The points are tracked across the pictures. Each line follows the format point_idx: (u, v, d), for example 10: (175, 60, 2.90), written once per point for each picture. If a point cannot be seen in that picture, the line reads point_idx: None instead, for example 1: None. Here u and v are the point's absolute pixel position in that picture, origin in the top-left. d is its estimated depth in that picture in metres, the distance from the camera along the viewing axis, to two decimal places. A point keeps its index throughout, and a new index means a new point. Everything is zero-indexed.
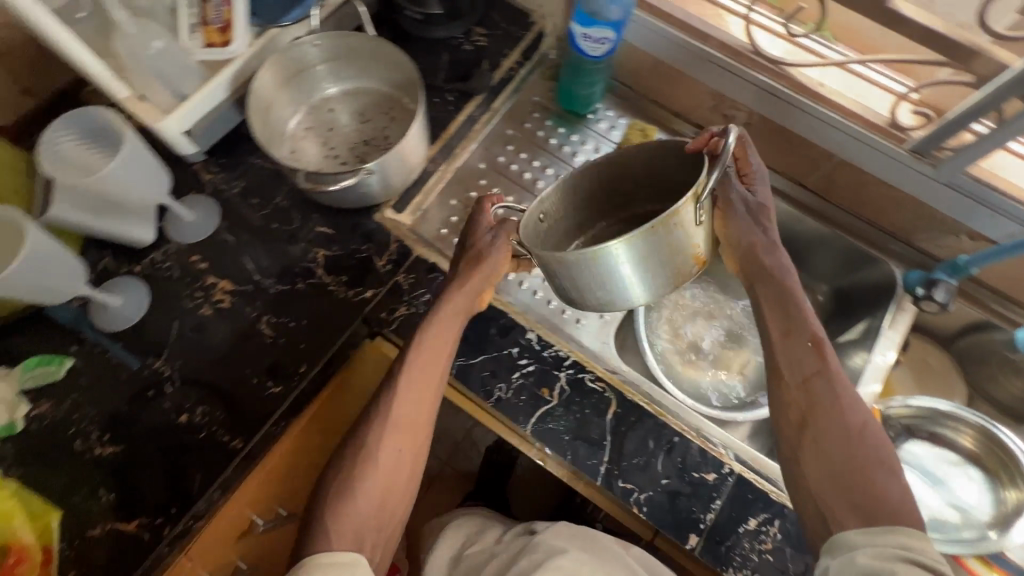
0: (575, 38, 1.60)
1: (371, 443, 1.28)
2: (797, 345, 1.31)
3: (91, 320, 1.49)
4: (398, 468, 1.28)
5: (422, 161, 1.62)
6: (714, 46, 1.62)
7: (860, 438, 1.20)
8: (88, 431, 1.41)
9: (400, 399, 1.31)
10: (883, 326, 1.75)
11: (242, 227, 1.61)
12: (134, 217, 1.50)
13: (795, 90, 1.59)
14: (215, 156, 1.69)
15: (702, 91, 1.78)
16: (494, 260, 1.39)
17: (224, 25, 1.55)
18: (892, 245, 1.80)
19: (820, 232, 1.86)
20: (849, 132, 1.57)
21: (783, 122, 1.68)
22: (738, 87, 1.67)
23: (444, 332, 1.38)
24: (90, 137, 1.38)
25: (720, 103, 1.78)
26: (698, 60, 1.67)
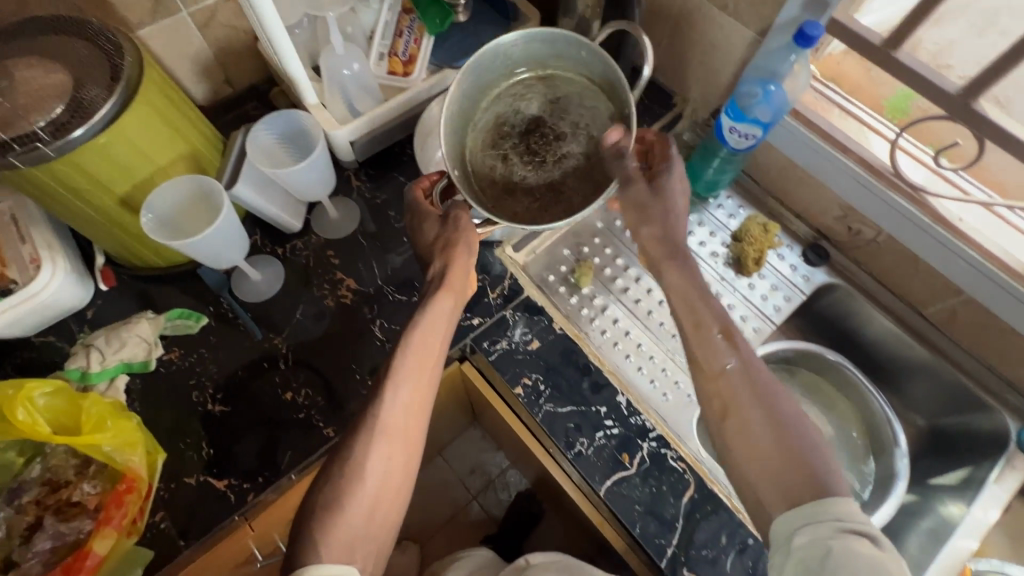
0: (722, 128, 1.69)
1: (366, 446, 1.21)
2: (707, 341, 1.24)
3: (232, 287, 1.65)
4: (393, 469, 1.22)
5: None
6: (858, 162, 1.65)
7: (785, 426, 1.12)
8: (205, 386, 1.54)
9: (389, 411, 1.24)
10: (989, 480, 1.66)
11: (375, 234, 1.75)
12: (293, 207, 1.66)
13: (936, 222, 1.58)
14: (366, 166, 1.86)
15: (830, 199, 1.79)
16: (460, 260, 1.43)
17: (409, 58, 1.74)
18: (1008, 396, 1.72)
19: (926, 360, 1.81)
20: (989, 274, 1.54)
21: (913, 248, 1.67)
22: (871, 203, 1.68)
23: (416, 342, 1.32)
24: (288, 139, 1.64)
25: (848, 214, 1.78)
26: (838, 171, 1.69)
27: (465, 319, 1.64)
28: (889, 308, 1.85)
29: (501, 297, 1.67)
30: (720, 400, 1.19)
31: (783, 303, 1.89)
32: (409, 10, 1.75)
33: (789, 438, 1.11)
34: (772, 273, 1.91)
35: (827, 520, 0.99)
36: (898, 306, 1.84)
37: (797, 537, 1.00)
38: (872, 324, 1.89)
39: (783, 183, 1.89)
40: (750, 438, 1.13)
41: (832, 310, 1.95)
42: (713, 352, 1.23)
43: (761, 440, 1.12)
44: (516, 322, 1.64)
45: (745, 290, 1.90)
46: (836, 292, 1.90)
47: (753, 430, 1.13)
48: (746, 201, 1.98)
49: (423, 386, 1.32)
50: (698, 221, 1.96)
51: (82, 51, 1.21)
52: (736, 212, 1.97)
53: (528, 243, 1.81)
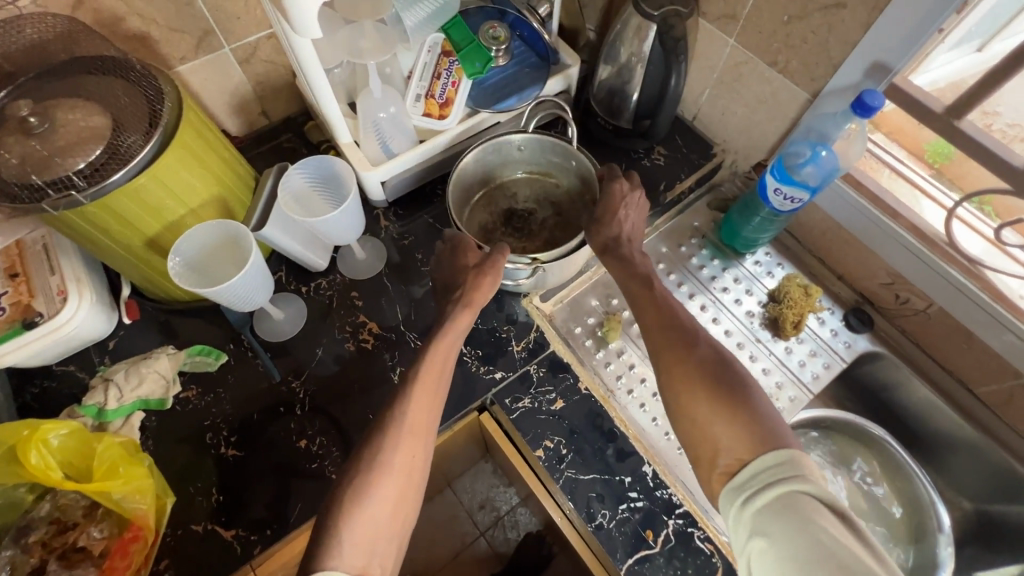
0: (765, 188, 1.60)
1: (389, 443, 1.18)
2: (652, 302, 1.37)
3: (253, 325, 1.63)
4: (411, 467, 1.19)
5: (582, 263, 1.66)
6: (913, 232, 1.56)
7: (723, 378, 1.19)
8: (219, 428, 1.51)
9: (408, 411, 1.23)
10: None
11: (400, 276, 1.72)
12: (319, 248, 1.63)
13: (999, 303, 1.48)
14: (395, 205, 1.84)
15: (877, 265, 1.70)
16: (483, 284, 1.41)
17: (445, 101, 1.71)
18: None
19: (974, 440, 1.69)
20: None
21: (969, 325, 1.56)
22: (922, 273, 1.58)
23: (440, 348, 1.35)
24: (321, 181, 1.58)
25: (895, 282, 1.69)
26: (890, 238, 1.60)
27: (488, 371, 1.59)
28: (937, 383, 1.73)
29: (526, 350, 1.62)
30: (689, 402, 1.18)
31: (822, 370, 1.79)
32: (449, 52, 1.73)
33: (756, 431, 1.08)
34: (811, 337, 1.82)
35: (754, 485, 1.03)
36: (948, 381, 1.72)
37: (739, 517, 1.03)
38: (916, 397, 1.78)
39: (825, 243, 1.81)
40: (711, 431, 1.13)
41: (874, 378, 1.84)
42: (676, 356, 1.24)
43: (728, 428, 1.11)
44: (539, 378, 1.58)
45: (782, 354, 1.80)
46: (880, 361, 1.79)
47: (720, 420, 1.13)
48: (785, 257, 1.90)
49: (438, 397, 1.31)
50: (733, 276, 1.88)
51: (125, 97, 1.21)
52: (774, 269, 1.89)
53: (555, 293, 1.76)
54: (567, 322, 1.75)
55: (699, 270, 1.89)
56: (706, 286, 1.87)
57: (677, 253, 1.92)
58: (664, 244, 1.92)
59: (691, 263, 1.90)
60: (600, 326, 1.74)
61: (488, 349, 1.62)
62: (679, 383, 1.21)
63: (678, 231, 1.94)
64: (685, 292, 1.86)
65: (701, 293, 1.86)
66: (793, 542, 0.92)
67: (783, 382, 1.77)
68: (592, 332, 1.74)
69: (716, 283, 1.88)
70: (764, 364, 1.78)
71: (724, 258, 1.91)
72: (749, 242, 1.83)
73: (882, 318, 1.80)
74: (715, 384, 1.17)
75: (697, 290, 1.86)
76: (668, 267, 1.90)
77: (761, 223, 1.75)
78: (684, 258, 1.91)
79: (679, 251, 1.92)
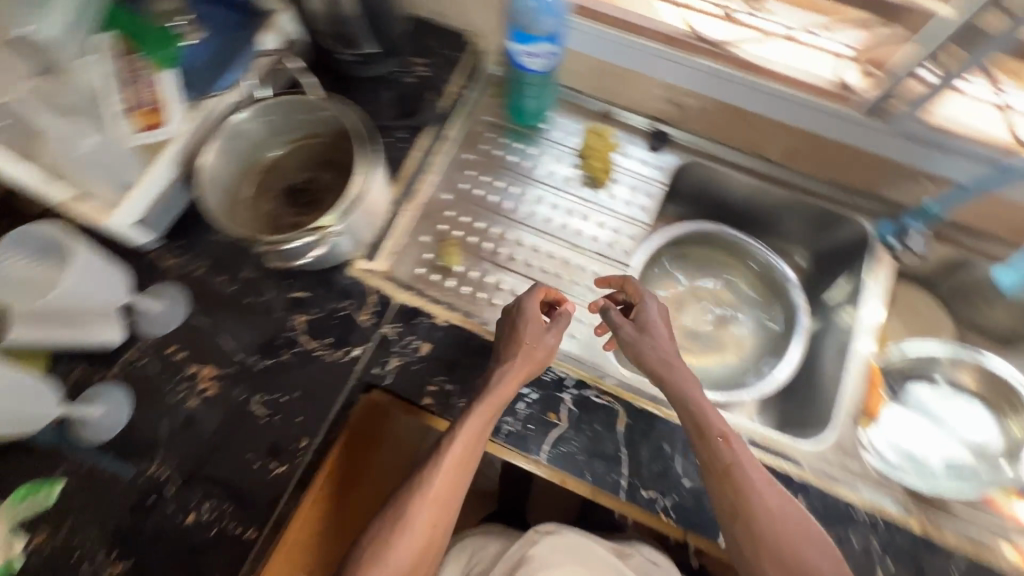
0: (517, 56, 1.60)
1: (414, 513, 1.29)
2: (711, 446, 1.32)
3: (72, 438, 1.42)
4: (432, 524, 1.29)
5: (384, 206, 1.60)
6: (656, 38, 1.62)
7: (806, 537, 1.24)
8: (93, 553, 1.34)
9: (437, 480, 1.31)
10: (864, 280, 1.74)
11: (214, 307, 1.56)
12: (101, 323, 1.42)
13: (743, 72, 1.60)
14: (173, 239, 1.63)
15: (650, 84, 1.76)
16: (505, 378, 1.37)
17: (154, 106, 1.41)
18: (863, 202, 1.80)
19: (785, 198, 1.86)
20: (804, 102, 1.59)
21: (735, 102, 1.69)
22: (682, 74, 1.66)
23: (486, 415, 1.34)
24: (41, 257, 1.34)
25: (671, 93, 1.76)
26: (645, 55, 1.66)
27: (347, 353, 1.52)
28: (741, 168, 1.87)
29: (373, 315, 1.56)
30: (731, 477, 1.28)
31: (645, 199, 1.87)
32: (128, 53, 1.42)
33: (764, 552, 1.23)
34: (627, 174, 1.88)
35: None
36: (748, 160, 1.86)
37: None
38: (738, 185, 1.89)
39: (603, 83, 1.83)
40: (767, 519, 1.25)
41: (694, 186, 1.96)
42: (741, 486, 1.27)
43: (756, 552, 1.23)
44: (398, 335, 1.54)
45: (609, 201, 1.86)
46: (691, 168, 1.90)
47: (753, 545, 1.24)
48: (578, 114, 1.92)
49: (466, 477, 1.34)
50: (541, 153, 1.88)
51: None
52: (571, 129, 1.91)
53: (379, 247, 1.68)
54: (406, 268, 1.68)
55: (508, 162, 1.87)
56: (523, 173, 1.86)
57: (480, 154, 1.86)
58: (466, 151, 1.86)
59: (498, 160, 1.87)
60: (437, 257, 1.71)
61: (338, 331, 1.54)
62: (724, 453, 1.31)
63: (472, 133, 1.88)
64: (505, 188, 1.84)
65: (521, 182, 1.86)
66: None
67: (621, 226, 1.84)
68: (433, 266, 1.70)
69: (528, 166, 1.87)
70: (597, 219, 1.83)
71: (527, 140, 1.90)
72: (541, 115, 1.88)
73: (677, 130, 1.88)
74: (767, 504, 1.26)
75: (515, 181, 1.85)
76: (479, 172, 1.86)
77: (540, 94, 1.78)
78: (490, 157, 1.87)
79: (483, 152, 1.88)
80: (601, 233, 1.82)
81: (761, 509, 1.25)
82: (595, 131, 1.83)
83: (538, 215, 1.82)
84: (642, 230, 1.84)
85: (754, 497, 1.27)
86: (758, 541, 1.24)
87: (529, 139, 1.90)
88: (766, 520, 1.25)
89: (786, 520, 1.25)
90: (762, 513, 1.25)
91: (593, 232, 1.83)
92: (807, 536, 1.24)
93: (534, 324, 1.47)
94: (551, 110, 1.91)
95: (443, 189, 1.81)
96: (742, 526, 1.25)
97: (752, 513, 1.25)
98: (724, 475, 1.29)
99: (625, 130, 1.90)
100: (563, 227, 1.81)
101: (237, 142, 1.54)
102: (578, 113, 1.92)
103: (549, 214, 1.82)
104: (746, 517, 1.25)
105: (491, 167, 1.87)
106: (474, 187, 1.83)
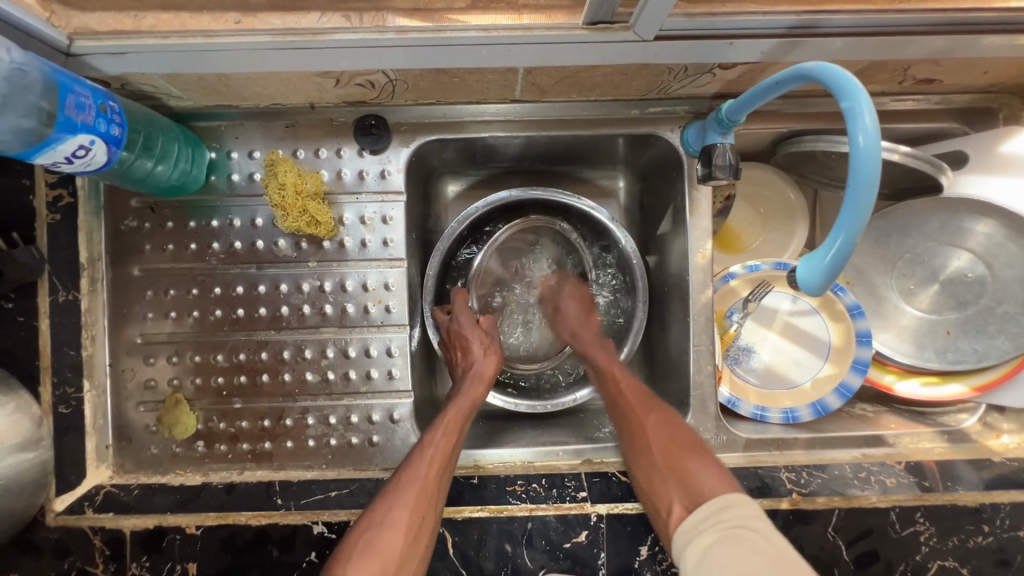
0: (84, 165, 0.51)
1: (378, 512, 0.58)
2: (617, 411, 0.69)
3: None
4: (421, 519, 0.58)
5: (124, 350, 0.69)
6: (235, 14, 0.52)
7: (688, 474, 0.59)
8: None
9: (425, 452, 0.62)
10: (691, 204, 0.74)
11: None
12: None
13: (434, 22, 0.53)
14: None
15: (364, 72, 0.60)
16: (488, 350, 0.74)
17: None
18: (971, 241, 0.72)
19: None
20: (652, 40, 0.55)
21: (494, 68, 0.60)
22: (385, 51, 0.55)
23: (462, 401, 0.68)
24: None
25: (465, 83, 0.64)
26: (246, 56, 0.54)
27: None
28: (653, 113, 0.73)
29: (110, 562, 0.61)
30: (624, 397, 0.69)
31: (397, 228, 0.71)
32: None
33: None
34: (366, 206, 0.71)
35: None
36: (740, 176, 0.65)
37: None
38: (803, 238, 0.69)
39: (410, 98, 0.67)
40: (659, 447, 0.63)
41: (618, 156, 0.81)
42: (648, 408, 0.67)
43: (655, 481, 0.61)
44: (153, 569, 0.61)
45: (347, 256, 0.71)
46: (503, 149, 0.78)
47: (658, 468, 0.61)
48: (247, 133, 0.70)
49: None
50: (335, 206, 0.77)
51: None
52: (389, 159, 0.71)
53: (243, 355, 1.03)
54: None
55: (193, 254, 0.70)
56: (214, 278, 0.70)
57: (88, 282, 0.67)
58: (128, 259, 0.69)
59: (187, 250, 0.70)
60: (170, 442, 0.70)
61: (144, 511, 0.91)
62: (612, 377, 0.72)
63: (105, 228, 0.68)
64: (235, 297, 0.70)
65: (231, 279, 0.70)
66: (748, 560, 0.49)
67: (394, 284, 0.71)
68: (186, 469, 0.69)
69: (236, 246, 0.70)
70: (304, 293, 0.71)
71: (209, 210, 0.70)
72: (199, 165, 0.68)
73: (497, 114, 0.72)
74: (662, 416, 0.66)
75: (222, 279, 0.70)
76: (149, 267, 0.69)
77: (168, 152, 0.63)
78: None
79: (160, 248, 0.69)
80: (319, 360, 0.71)
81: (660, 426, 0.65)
82: (267, 166, 0.68)
83: (245, 308, 0.70)
84: (402, 273, 0.72)
85: (649, 414, 0.66)
86: (668, 462, 0.61)
87: (85, 284, 0.66)
88: (660, 444, 0.63)
89: (679, 438, 0.63)
90: (660, 432, 0.64)
91: (312, 365, 0.71)
92: (687, 448, 0.62)
93: (466, 320, 0.76)
94: (196, 109, 0.67)
95: (111, 327, 0.69)
96: (655, 451, 0.63)
97: (646, 440, 0.64)
98: (621, 395, 0.70)
99: (341, 137, 0.70)
100: (266, 348, 0.71)
101: (55, 165, 0.50)
102: (244, 120, 0.69)
103: (242, 291, 0.70)
104: (641, 432, 0.65)
105: (177, 248, 0.70)
106: (176, 306, 0.70)
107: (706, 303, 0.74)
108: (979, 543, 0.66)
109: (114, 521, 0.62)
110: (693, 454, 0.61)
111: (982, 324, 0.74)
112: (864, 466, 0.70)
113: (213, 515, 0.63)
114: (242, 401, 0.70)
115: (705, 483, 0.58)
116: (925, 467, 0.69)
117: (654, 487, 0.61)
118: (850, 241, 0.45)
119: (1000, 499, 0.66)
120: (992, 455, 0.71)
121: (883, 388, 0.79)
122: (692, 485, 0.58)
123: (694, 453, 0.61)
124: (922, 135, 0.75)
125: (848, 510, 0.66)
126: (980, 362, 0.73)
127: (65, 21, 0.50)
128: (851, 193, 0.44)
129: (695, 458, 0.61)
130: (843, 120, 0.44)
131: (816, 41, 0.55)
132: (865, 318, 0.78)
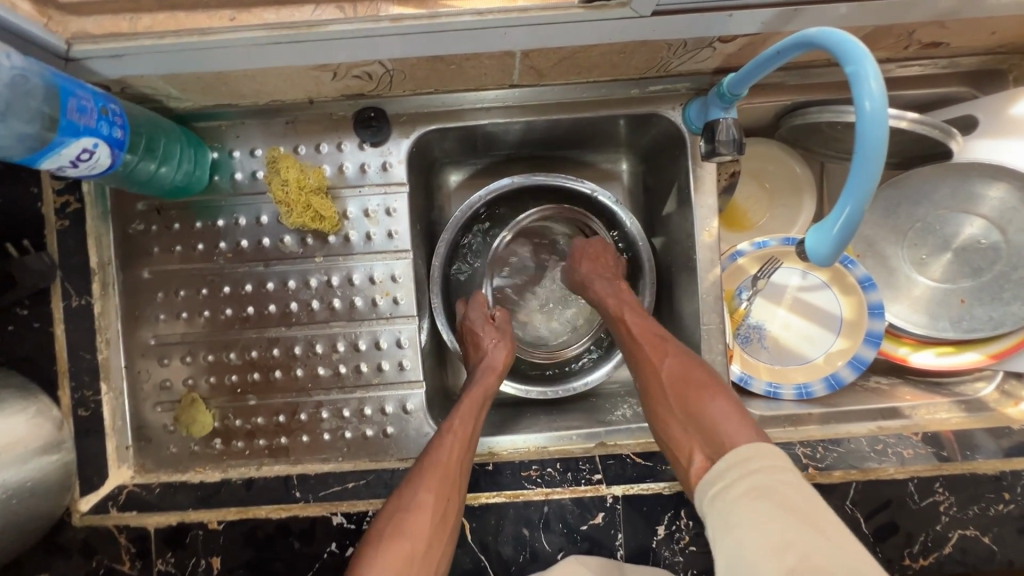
0: (90, 169, 0.52)
1: (404, 496, 0.59)
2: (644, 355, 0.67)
3: None
4: (444, 506, 0.58)
5: (138, 353, 0.70)
6: (229, 11, 0.52)
7: (709, 420, 0.58)
8: None
9: (444, 439, 0.62)
10: (695, 181, 0.73)
11: None
12: None
13: (428, 9, 0.53)
14: None
15: (357, 64, 0.59)
16: (500, 344, 0.75)
17: None
18: (984, 207, 0.71)
19: None
20: (648, 16, 0.54)
21: (491, 53, 0.59)
22: (378, 39, 0.54)
23: (478, 390, 0.69)
24: None
25: (460, 70, 0.63)
26: (243, 52, 0.54)
27: None
28: (653, 92, 0.72)
29: (135, 558, 0.62)
30: (649, 348, 0.67)
31: (401, 220, 0.71)
32: None
33: None
34: (370, 199, 0.71)
35: None
36: (744, 151, 0.64)
37: None
38: None
39: (405, 88, 0.67)
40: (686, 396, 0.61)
41: (619, 138, 0.81)
42: (670, 355, 0.65)
43: (678, 429, 0.60)
44: (179, 564, 0.62)
45: (353, 250, 0.71)
46: (504, 136, 0.78)
47: (676, 412, 0.61)
48: (248, 131, 0.70)
49: None
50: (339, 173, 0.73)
51: None
52: (389, 150, 0.71)
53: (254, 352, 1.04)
54: None
55: (202, 255, 0.70)
56: (223, 277, 0.71)
57: (100, 285, 0.67)
58: (138, 263, 0.70)
59: (193, 250, 0.70)
60: (188, 440, 0.71)
61: None
62: (636, 326, 0.70)
63: (114, 232, 0.69)
64: (244, 296, 0.71)
65: (240, 279, 0.71)
66: (781, 520, 0.47)
67: (401, 276, 0.71)
68: (203, 467, 0.70)
69: (243, 244, 0.70)
70: (312, 289, 0.71)
71: (214, 210, 0.70)
72: (202, 166, 0.68)
73: (496, 99, 0.71)
74: (676, 356, 0.65)
75: (230, 278, 0.71)
76: (158, 268, 0.70)
77: (170, 153, 0.64)
78: None
79: (167, 250, 0.70)
80: (330, 355, 0.71)
81: (693, 369, 0.63)
82: (269, 163, 0.68)
83: (256, 306, 0.71)
84: (407, 264, 0.72)
85: (674, 361, 0.64)
86: (692, 408, 0.60)
87: (96, 288, 0.67)
88: (682, 390, 0.61)
89: (708, 384, 0.61)
90: (677, 372, 0.63)
91: (324, 359, 0.71)
92: (716, 397, 0.59)
93: (478, 316, 0.77)
94: (196, 110, 0.68)
95: (123, 331, 0.70)
96: (677, 403, 0.61)
97: (667, 385, 0.63)
98: (645, 344, 0.67)
99: (340, 131, 0.70)
100: (277, 344, 0.71)
101: (59, 170, 0.51)
102: (244, 119, 0.70)
103: (251, 289, 0.71)
104: (665, 381, 0.63)
105: (184, 249, 0.70)
106: (187, 306, 0.71)
107: (715, 281, 0.74)
108: (1000, 511, 0.65)
109: (138, 519, 0.63)
110: (718, 401, 0.59)
111: (997, 290, 0.73)
112: (880, 438, 0.69)
113: (234, 510, 0.64)
114: (256, 398, 0.71)
115: (729, 431, 0.56)
116: (942, 437, 0.68)
117: (675, 435, 0.60)
118: (858, 210, 0.44)
119: (1020, 467, 0.66)
120: (1011, 423, 0.70)
121: (898, 361, 0.79)
122: (711, 431, 0.57)
123: (722, 402, 0.59)
124: (929, 101, 0.74)
125: (865, 483, 0.65)
126: (997, 330, 0.72)
127: (62, 26, 0.50)
128: (859, 162, 0.44)
129: (715, 404, 0.59)
130: (850, 88, 0.44)
131: (817, 9, 0.54)
132: (877, 290, 0.77)
